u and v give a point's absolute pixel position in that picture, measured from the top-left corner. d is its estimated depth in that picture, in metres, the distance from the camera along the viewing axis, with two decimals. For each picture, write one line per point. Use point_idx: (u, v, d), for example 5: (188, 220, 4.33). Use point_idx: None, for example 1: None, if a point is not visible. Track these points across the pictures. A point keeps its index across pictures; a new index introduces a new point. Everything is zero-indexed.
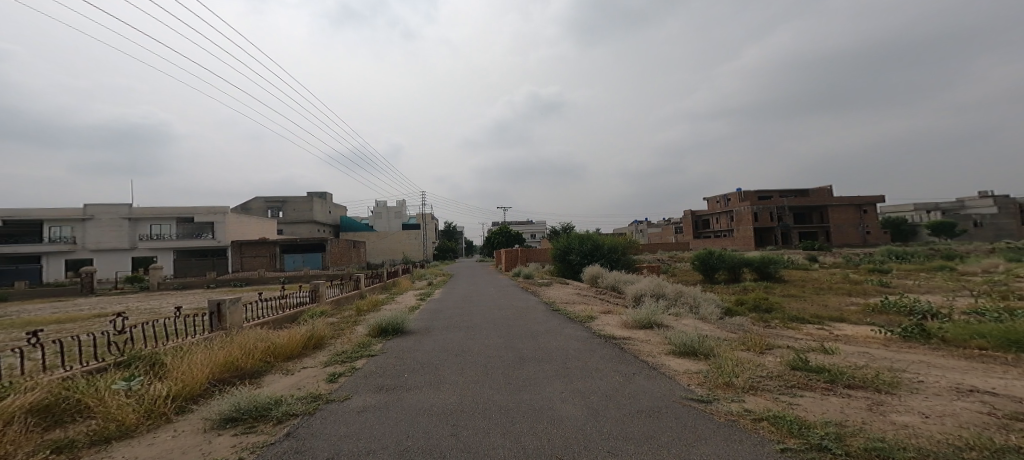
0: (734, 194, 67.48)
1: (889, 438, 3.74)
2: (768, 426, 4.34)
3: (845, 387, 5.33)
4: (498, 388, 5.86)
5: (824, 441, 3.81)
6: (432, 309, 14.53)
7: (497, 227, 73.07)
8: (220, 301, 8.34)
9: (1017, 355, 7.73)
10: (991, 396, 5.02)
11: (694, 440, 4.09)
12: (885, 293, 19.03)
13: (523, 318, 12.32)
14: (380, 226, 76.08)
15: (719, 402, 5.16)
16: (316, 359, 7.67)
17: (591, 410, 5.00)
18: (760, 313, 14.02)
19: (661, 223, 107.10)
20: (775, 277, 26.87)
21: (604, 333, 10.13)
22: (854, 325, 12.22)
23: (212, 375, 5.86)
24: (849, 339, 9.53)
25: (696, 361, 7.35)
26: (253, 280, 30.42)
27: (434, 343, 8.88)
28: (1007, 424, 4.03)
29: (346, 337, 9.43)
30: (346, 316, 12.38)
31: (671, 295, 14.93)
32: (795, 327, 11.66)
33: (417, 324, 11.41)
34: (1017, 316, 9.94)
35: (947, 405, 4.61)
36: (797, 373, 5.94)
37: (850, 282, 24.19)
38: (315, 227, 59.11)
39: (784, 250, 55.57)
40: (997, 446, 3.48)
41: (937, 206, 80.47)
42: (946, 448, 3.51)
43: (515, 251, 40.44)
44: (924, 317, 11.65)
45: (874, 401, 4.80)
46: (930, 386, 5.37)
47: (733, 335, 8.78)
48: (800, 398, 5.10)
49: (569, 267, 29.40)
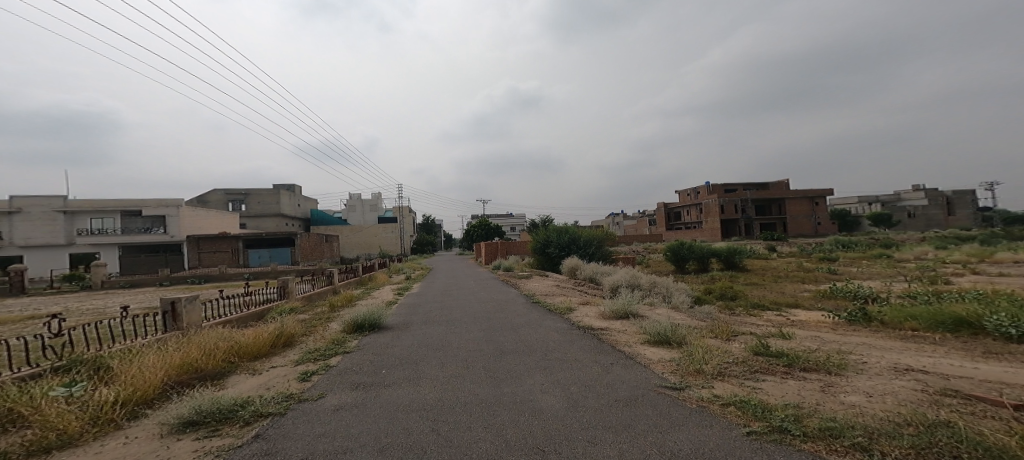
0: (703, 185, 68.87)
1: (839, 418, 3.97)
2: (735, 410, 4.55)
3: (801, 370, 5.60)
4: (478, 382, 5.94)
5: (785, 423, 4.04)
6: (409, 303, 14.52)
7: (475, 221, 72.89)
8: (174, 299, 8.13)
9: (945, 334, 8.34)
10: (925, 374, 5.35)
11: (668, 426, 4.27)
12: (834, 280, 19.87)
13: (504, 311, 12.46)
14: (354, 219, 75.19)
15: (691, 389, 5.38)
16: (286, 357, 7.59)
17: (571, 401, 5.14)
18: (726, 301, 14.51)
19: (636, 216, 108.84)
20: (741, 267, 27.69)
21: (583, 324, 10.32)
22: (807, 310, 12.81)
23: (169, 378, 5.77)
24: (802, 324, 9.98)
25: (669, 350, 7.57)
26: (212, 277, 29.67)
27: (411, 339, 8.89)
28: (937, 401, 4.33)
29: (318, 334, 9.35)
30: (317, 312, 12.20)
31: (645, 286, 15.27)
32: (755, 313, 12.14)
33: (394, 319, 11.38)
34: (946, 298, 10.63)
35: (889, 384, 4.92)
36: (759, 358, 6.19)
37: (808, 270, 25.15)
38: (283, 221, 57.80)
39: (748, 240, 57.13)
40: (930, 421, 3.73)
41: (877, 199, 84.34)
42: (888, 425, 3.75)
43: (495, 244, 40.41)
44: (866, 300, 12.34)
45: (826, 383, 5.06)
46: (873, 366, 5.70)
47: (702, 323, 9.04)
48: (763, 382, 5.35)
49: (548, 260, 29.69)
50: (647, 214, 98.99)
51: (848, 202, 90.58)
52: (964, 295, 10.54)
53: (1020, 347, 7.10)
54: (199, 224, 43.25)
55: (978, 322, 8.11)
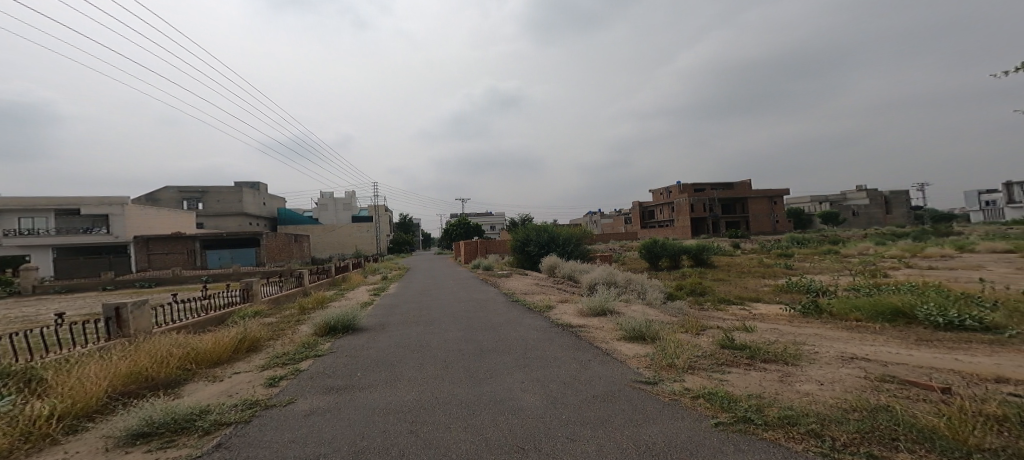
0: (675, 185, 70.31)
1: (796, 406, 4.18)
2: (705, 402, 4.73)
3: (762, 361, 5.85)
4: (457, 381, 6.02)
5: (749, 413, 4.23)
6: (385, 304, 14.43)
7: (454, 220, 72.66)
8: (119, 305, 7.86)
9: (883, 324, 9.09)
10: (868, 361, 5.69)
11: (644, 420, 4.42)
12: (789, 275, 20.82)
13: (483, 310, 12.54)
14: (326, 218, 73.90)
15: (664, 383, 5.55)
16: (250, 363, 7.48)
17: (551, 398, 5.25)
18: (697, 296, 14.95)
19: (613, 215, 110.12)
20: (710, 263, 28.60)
21: (562, 321, 10.48)
22: (767, 304, 13.40)
23: (114, 388, 5.61)
24: (763, 317, 10.45)
25: (644, 346, 7.76)
26: (164, 280, 28.73)
27: (388, 340, 8.88)
28: (879, 386, 4.61)
29: (287, 338, 9.23)
30: (285, 315, 12.00)
31: (621, 283, 15.57)
32: (723, 308, 12.57)
33: (370, 320, 11.31)
34: (885, 290, 11.42)
35: (838, 372, 5.20)
36: (725, 351, 6.43)
37: (769, 265, 26.28)
38: (245, 220, 56.39)
39: (715, 238, 58.79)
40: (872, 406, 3.97)
41: (826, 197, 88.71)
42: (836, 411, 3.98)
43: (475, 243, 40.32)
44: (818, 293, 13.03)
45: (784, 373, 5.31)
46: (823, 355, 6.01)
47: (674, 318, 9.31)
48: (729, 374, 5.56)
49: (528, 258, 29.80)
50: (623, 213, 100.35)
51: (801, 202, 94.73)
52: (898, 287, 11.52)
53: (944, 334, 7.98)
54: (147, 225, 42.19)
55: (911, 312, 8.99)
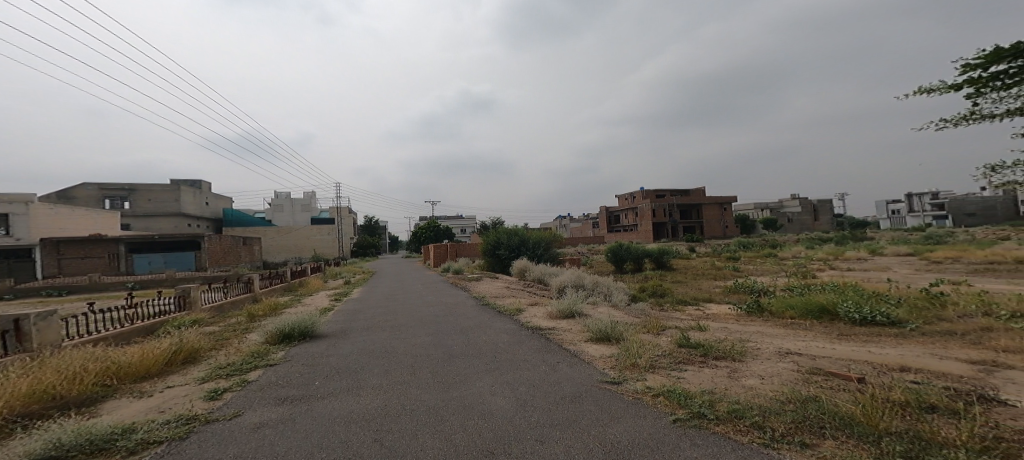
0: (638, 191, 72.11)
1: (742, 400, 4.46)
2: (665, 400, 4.96)
3: (714, 358, 6.18)
4: (425, 388, 6.06)
5: (702, 408, 4.48)
6: (348, 310, 14.15)
7: (424, 223, 71.94)
8: (18, 318, 7.16)
9: (811, 320, 10.04)
10: (801, 355, 6.14)
11: (610, 420, 4.59)
12: (736, 276, 21.94)
13: (452, 314, 12.54)
14: (280, 220, 71.89)
15: (628, 382, 5.77)
16: (187, 376, 7.05)
17: (520, 401, 5.36)
18: (657, 298, 15.47)
19: (581, 219, 111.58)
20: (670, 266, 29.69)
21: (531, 324, 10.63)
22: (718, 304, 14.06)
23: (12, 409, 5.03)
24: (716, 317, 11.00)
25: (610, 346, 7.99)
26: (76, 288, 26.59)
27: (350, 346, 8.79)
28: (809, 378, 5.00)
29: (232, 348, 8.87)
30: (232, 324, 11.61)
31: (589, 285, 15.92)
32: (680, 308, 13.10)
33: (331, 327, 11.12)
34: (816, 289, 12.44)
35: (776, 366, 5.59)
36: (682, 349, 6.73)
37: (721, 267, 27.61)
38: (182, 221, 53.79)
39: (673, 242, 60.81)
40: (804, 397, 4.31)
41: (768, 206, 94.01)
42: (774, 403, 4.29)
43: (444, 247, 39.99)
44: (761, 293, 13.89)
45: (732, 369, 5.63)
46: (763, 351, 6.43)
47: (637, 319, 9.63)
48: (686, 371, 5.84)
49: (498, 262, 29.78)
50: (589, 217, 101.90)
51: (748, 209, 99.54)
52: (824, 286, 12.82)
53: (859, 328, 9.03)
54: (59, 226, 37.58)
55: (833, 309, 10.03)
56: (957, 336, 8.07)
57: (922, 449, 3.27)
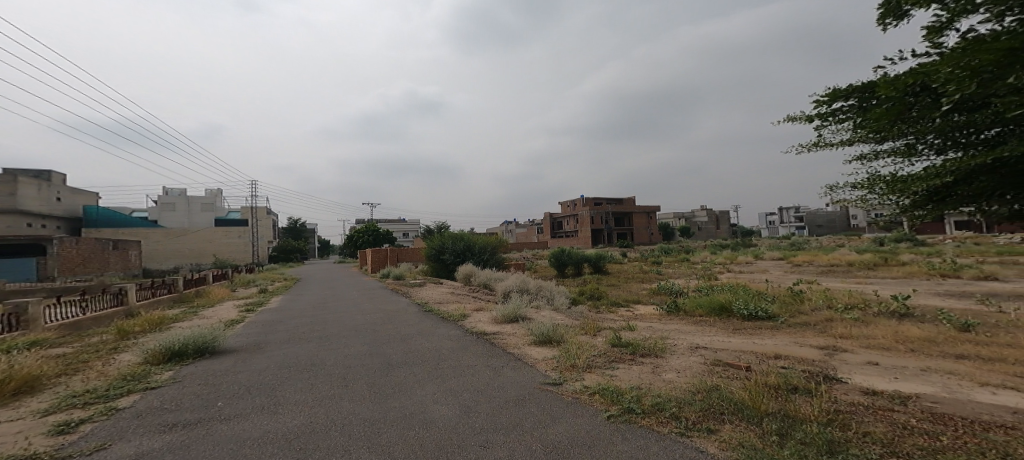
0: (579, 199, 74.24)
1: (661, 394, 4.86)
2: (599, 398, 5.25)
3: (641, 356, 6.64)
4: (358, 400, 5.84)
5: (631, 403, 4.79)
6: (263, 321, 13.08)
7: (361, 226, 70.09)
8: None
9: (715, 317, 10.96)
10: (710, 350, 6.78)
11: (551, 420, 4.80)
12: (660, 279, 23.41)
13: (390, 322, 12.30)
14: (167, 221, 65.18)
15: (568, 382, 6.03)
16: (22, 408, 5.83)
17: (464, 408, 5.43)
18: (594, 300, 16.12)
19: (524, 225, 113.21)
20: (605, 270, 31.17)
21: (476, 330, 10.72)
22: (646, 304, 14.92)
23: None
24: (644, 317, 11.65)
25: (552, 349, 8.27)
26: None
27: (265, 361, 8.11)
28: (714, 369, 5.59)
29: (98, 371, 7.61)
30: (96, 343, 10.12)
31: (533, 290, 16.23)
32: (615, 310, 13.70)
33: (240, 341, 10.12)
34: (722, 289, 13.74)
35: (687, 360, 6.15)
36: (616, 348, 7.12)
37: (648, 271, 29.40)
38: (23, 219, 43.31)
39: (605, 248, 63.01)
40: (708, 386, 4.83)
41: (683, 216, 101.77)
42: (684, 394, 4.76)
43: (384, 251, 38.94)
44: (678, 294, 15.05)
45: (654, 365, 6.10)
46: (679, 348, 7.02)
47: (576, 321, 9.98)
48: (618, 369, 6.21)
49: (442, 267, 29.40)
50: (531, 224, 103.98)
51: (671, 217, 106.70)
52: (723, 286, 14.32)
53: (748, 322, 10.06)
54: None
55: (729, 307, 11.05)
56: (815, 325, 9.45)
57: (790, 425, 3.90)
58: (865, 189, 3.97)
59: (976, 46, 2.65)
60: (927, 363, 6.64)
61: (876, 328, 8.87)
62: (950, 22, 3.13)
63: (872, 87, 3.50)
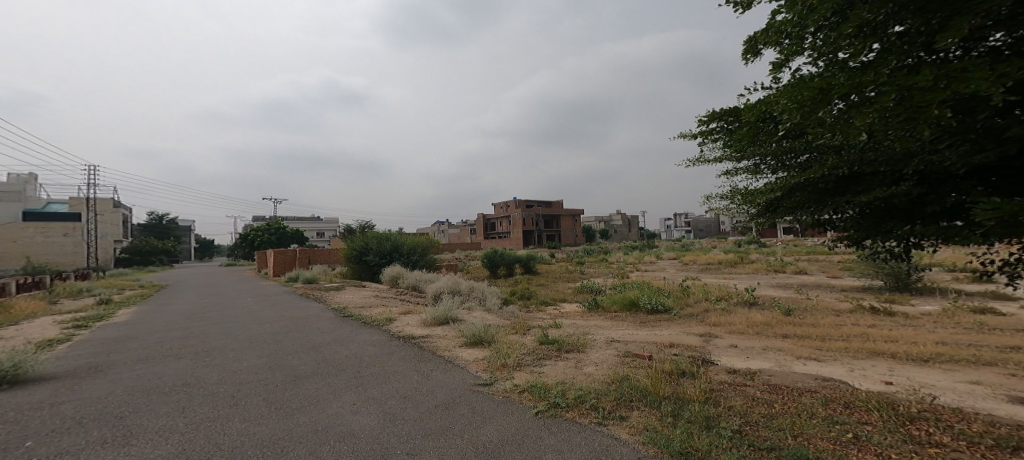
0: (511, 201, 75.17)
1: (584, 386, 5.14)
2: (528, 395, 5.42)
3: (566, 352, 6.94)
4: (251, 419, 5.52)
5: (557, 398, 5.02)
6: (101, 339, 11.34)
7: (264, 225, 65.72)
8: None
9: (626, 312, 11.63)
10: (621, 343, 7.25)
11: (482, 421, 4.90)
12: (582, 279, 24.40)
13: (299, 331, 11.70)
14: None
15: (499, 381, 6.17)
16: None
17: (388, 417, 5.37)
18: (524, 299, 16.52)
19: (456, 227, 112.28)
20: (535, 270, 32.00)
21: (403, 334, 10.56)
22: (570, 302, 15.53)
23: None
24: (568, 314, 12.12)
25: (482, 349, 8.39)
26: None
27: (109, 386, 7.11)
28: (628, 361, 5.98)
29: None
30: None
31: (465, 291, 16.23)
32: (543, 309, 14.15)
33: (65, 364, 8.65)
34: (631, 286, 14.66)
35: (604, 354, 6.53)
36: (543, 346, 7.38)
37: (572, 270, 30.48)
38: None
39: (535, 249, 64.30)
40: (621, 377, 5.19)
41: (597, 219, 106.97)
42: (601, 385, 5.09)
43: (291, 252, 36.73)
44: (596, 292, 15.82)
45: (577, 360, 6.42)
46: (597, 343, 7.43)
47: (506, 321, 10.17)
48: (545, 366, 6.45)
49: (367, 269, 28.39)
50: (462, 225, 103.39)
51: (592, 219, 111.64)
52: (632, 283, 15.26)
53: (653, 316, 10.79)
54: None
55: (637, 303, 11.80)
56: (706, 315, 10.43)
57: (681, 406, 4.32)
58: (729, 200, 4.68)
59: (800, 85, 3.22)
60: (765, 342, 7.63)
61: (741, 315, 10.00)
62: (786, 61, 3.78)
63: (733, 111, 4.03)
